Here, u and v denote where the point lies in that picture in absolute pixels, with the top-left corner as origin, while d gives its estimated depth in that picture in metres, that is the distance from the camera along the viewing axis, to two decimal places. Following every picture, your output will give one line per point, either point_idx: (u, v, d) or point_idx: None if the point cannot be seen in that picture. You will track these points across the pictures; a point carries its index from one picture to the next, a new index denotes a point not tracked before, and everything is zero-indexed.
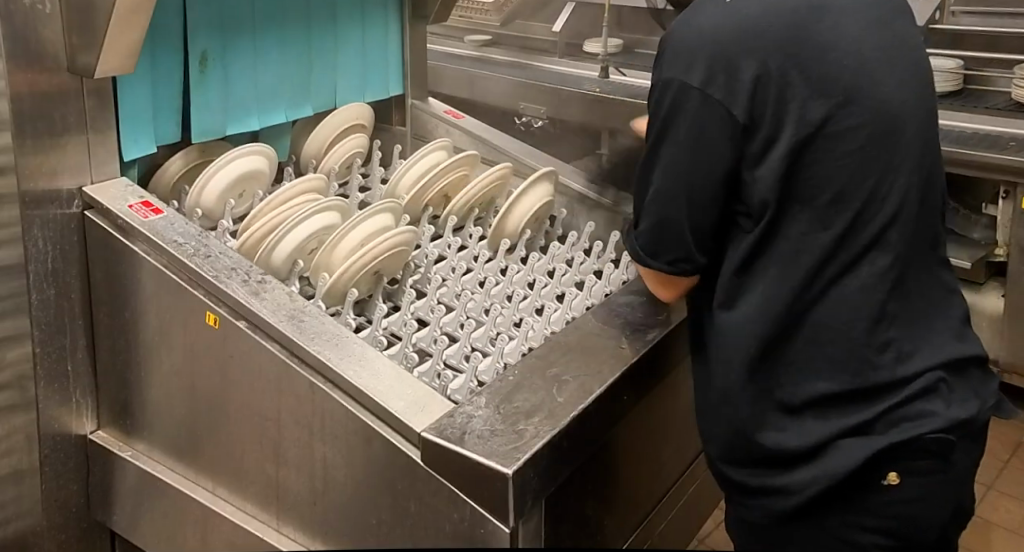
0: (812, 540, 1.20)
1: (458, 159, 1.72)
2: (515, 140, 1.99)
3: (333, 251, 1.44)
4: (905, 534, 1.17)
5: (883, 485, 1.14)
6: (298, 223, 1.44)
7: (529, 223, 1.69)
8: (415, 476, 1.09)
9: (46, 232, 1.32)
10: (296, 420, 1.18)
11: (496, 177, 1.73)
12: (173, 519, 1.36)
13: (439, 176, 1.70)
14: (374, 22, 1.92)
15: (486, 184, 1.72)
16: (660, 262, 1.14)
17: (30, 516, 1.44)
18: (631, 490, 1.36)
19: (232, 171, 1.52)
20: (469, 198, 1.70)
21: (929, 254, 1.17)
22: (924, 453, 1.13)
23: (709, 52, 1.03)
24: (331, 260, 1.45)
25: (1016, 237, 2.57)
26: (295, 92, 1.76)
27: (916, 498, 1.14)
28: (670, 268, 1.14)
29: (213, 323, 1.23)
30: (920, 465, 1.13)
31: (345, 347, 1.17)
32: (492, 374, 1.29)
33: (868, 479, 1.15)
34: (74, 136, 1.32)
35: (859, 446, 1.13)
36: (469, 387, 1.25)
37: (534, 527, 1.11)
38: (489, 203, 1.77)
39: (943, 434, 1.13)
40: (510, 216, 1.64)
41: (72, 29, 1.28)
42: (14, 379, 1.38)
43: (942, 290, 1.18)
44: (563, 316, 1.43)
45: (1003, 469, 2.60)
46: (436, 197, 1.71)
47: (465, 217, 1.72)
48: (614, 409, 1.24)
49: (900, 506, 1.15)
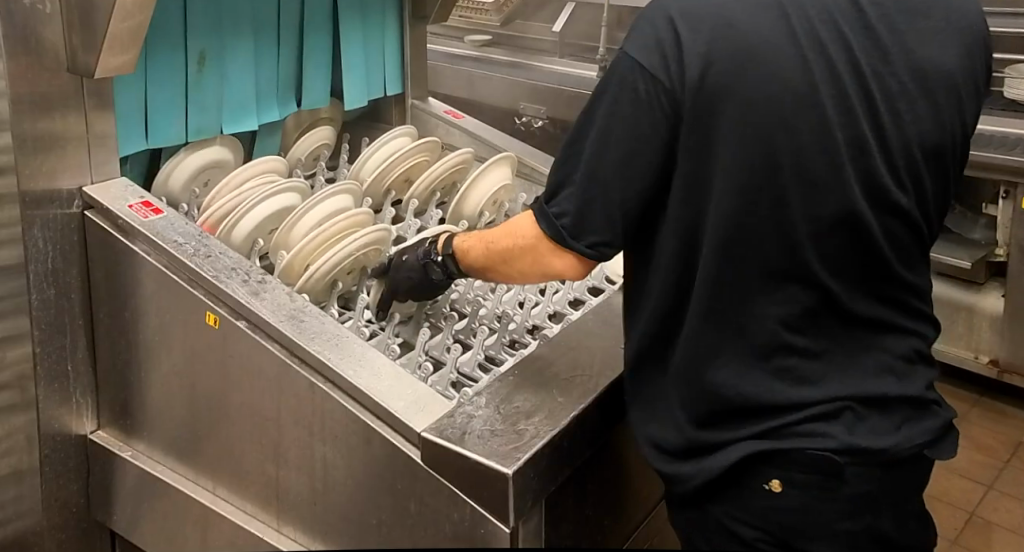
0: (704, 527, 1.19)
1: (419, 144, 1.74)
2: (517, 140, 1.99)
3: (291, 229, 1.46)
4: (787, 540, 1.14)
5: (763, 489, 1.12)
6: (255, 205, 1.45)
7: (488, 207, 1.69)
8: (415, 476, 1.09)
9: (46, 232, 1.32)
10: (296, 421, 1.18)
11: (456, 162, 1.72)
12: (173, 518, 1.36)
13: (396, 164, 1.71)
14: (372, 30, 1.92)
15: (450, 167, 1.71)
16: (581, 245, 1.06)
17: (30, 516, 1.44)
18: (631, 489, 1.35)
19: (194, 161, 1.57)
20: (431, 179, 1.69)
21: (885, 288, 1.12)
22: (807, 468, 1.10)
23: (664, 38, 1.01)
24: (289, 238, 1.47)
25: (1017, 238, 2.56)
26: (288, 91, 1.77)
27: (796, 509, 1.11)
28: (588, 250, 1.06)
29: (213, 323, 1.23)
30: (804, 478, 1.10)
31: (344, 347, 1.18)
32: (442, 350, 1.34)
33: (753, 476, 1.12)
34: (74, 136, 1.33)
35: (751, 445, 1.11)
36: (417, 361, 1.29)
37: (534, 527, 1.11)
38: (451, 185, 1.77)
39: (831, 452, 1.09)
40: (467, 199, 1.65)
41: (72, 30, 1.28)
42: (14, 379, 1.38)
43: (877, 332, 1.13)
44: (542, 310, 1.43)
45: (1003, 469, 2.60)
46: (398, 181, 1.73)
47: (427, 200, 1.72)
48: (614, 409, 1.24)
49: (780, 514, 1.12)
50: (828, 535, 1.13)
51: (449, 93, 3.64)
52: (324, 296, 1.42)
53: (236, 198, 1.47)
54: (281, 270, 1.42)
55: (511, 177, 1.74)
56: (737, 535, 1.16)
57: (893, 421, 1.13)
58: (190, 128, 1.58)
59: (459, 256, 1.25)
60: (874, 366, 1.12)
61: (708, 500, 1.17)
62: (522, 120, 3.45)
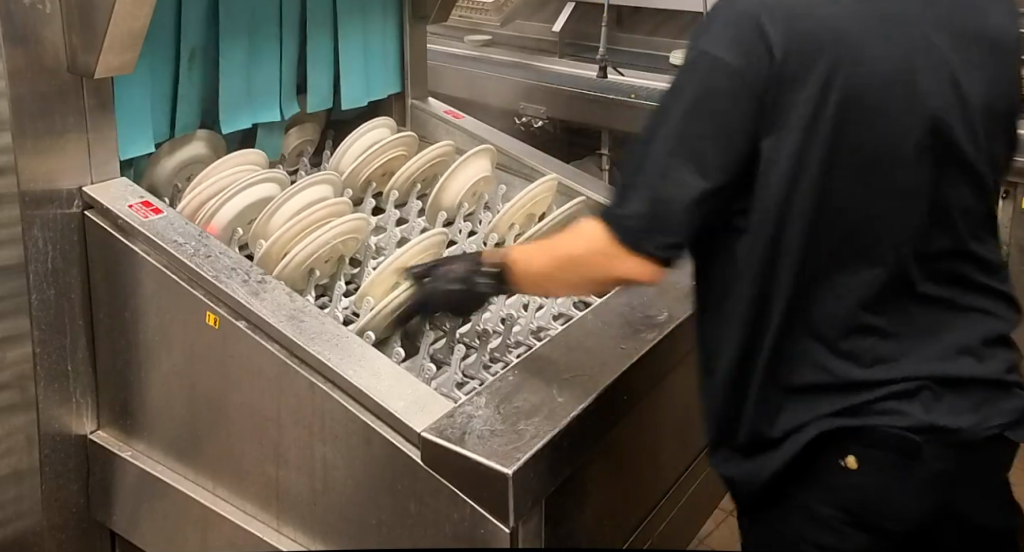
0: (779, 520, 1.14)
1: (397, 138, 1.76)
2: (512, 138, 1.98)
3: (269, 219, 1.48)
4: (864, 520, 1.08)
5: (839, 466, 1.08)
6: (233, 195, 1.47)
7: (467, 199, 1.71)
8: (415, 476, 1.09)
9: (46, 233, 1.32)
10: (296, 421, 1.18)
11: (436, 155, 1.74)
12: (173, 518, 1.36)
13: (378, 153, 1.73)
14: (373, 30, 1.94)
15: (429, 160, 1.74)
16: (648, 247, 0.98)
17: (30, 517, 1.44)
18: (630, 488, 1.34)
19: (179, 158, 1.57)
20: (411, 172, 1.72)
21: (947, 265, 1.08)
22: (882, 442, 1.06)
23: (743, 30, 0.96)
24: (268, 228, 1.49)
25: (1016, 238, 2.57)
26: (290, 90, 1.77)
27: (871, 486, 1.06)
28: (659, 252, 0.98)
29: (213, 324, 1.23)
30: (878, 452, 1.06)
31: (345, 347, 1.18)
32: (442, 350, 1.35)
33: (826, 453, 1.09)
34: (74, 135, 1.33)
35: (822, 423, 1.07)
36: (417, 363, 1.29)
37: (534, 527, 1.10)
38: (431, 178, 1.78)
39: (908, 431, 1.05)
40: (447, 189, 1.67)
41: (72, 30, 1.28)
42: (14, 379, 1.38)
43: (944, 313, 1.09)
44: (518, 299, 1.46)
45: None
46: (376, 173, 1.74)
47: (407, 192, 1.74)
48: (614, 410, 1.23)
49: (854, 492, 1.07)
50: (905, 517, 1.07)
51: (449, 94, 3.64)
52: (301, 284, 1.43)
53: (220, 184, 1.51)
54: (259, 259, 1.43)
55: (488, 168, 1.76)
56: (813, 517, 1.11)
57: (969, 401, 1.09)
58: (179, 124, 1.58)
59: (515, 268, 1.09)
60: (952, 348, 1.08)
61: (779, 479, 1.12)
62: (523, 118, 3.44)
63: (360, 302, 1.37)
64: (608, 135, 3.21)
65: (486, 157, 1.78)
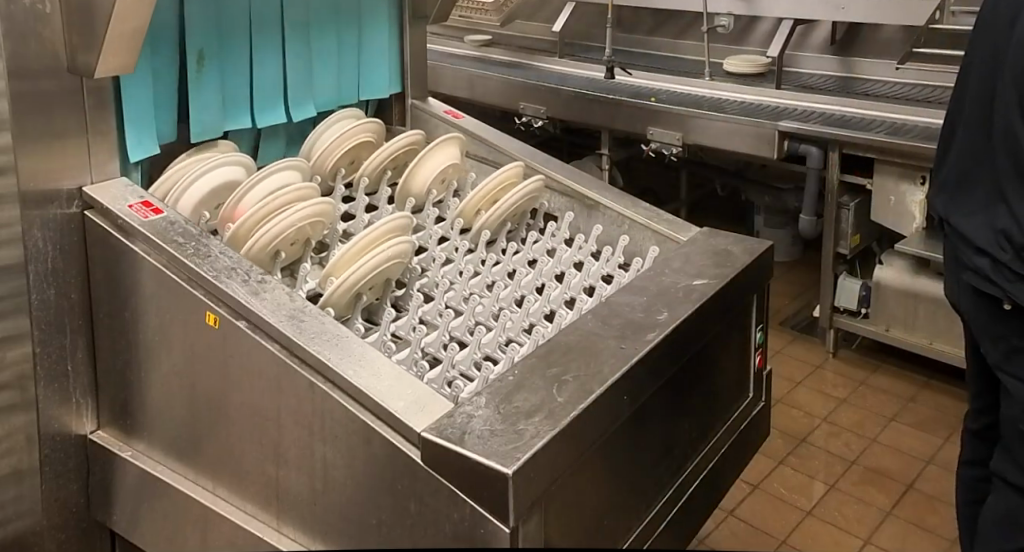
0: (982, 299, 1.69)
1: (362, 124, 1.77)
2: (516, 139, 1.96)
3: (238, 203, 1.50)
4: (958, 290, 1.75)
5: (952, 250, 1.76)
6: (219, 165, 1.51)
7: (437, 186, 1.75)
8: (415, 476, 1.09)
9: (46, 232, 1.32)
10: (296, 420, 1.18)
11: (406, 144, 1.78)
12: (173, 518, 1.35)
13: (345, 140, 1.75)
14: (373, 29, 1.94)
15: (399, 148, 1.77)
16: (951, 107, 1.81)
17: (29, 517, 1.44)
18: (631, 484, 1.34)
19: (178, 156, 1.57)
20: (381, 158, 1.75)
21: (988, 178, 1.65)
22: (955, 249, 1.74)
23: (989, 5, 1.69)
24: (236, 212, 1.50)
25: None
26: (293, 90, 1.77)
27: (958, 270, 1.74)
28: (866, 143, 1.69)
29: (213, 323, 1.23)
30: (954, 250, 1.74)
31: (345, 347, 1.18)
32: (408, 329, 1.41)
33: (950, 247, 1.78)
34: (74, 135, 1.33)
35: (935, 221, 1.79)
36: (382, 340, 1.37)
37: (534, 528, 1.09)
38: (403, 166, 1.82)
39: (959, 250, 1.70)
40: (416, 176, 1.72)
41: (73, 30, 1.29)
42: (14, 379, 1.38)
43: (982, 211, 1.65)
44: (482, 280, 1.52)
45: None
46: (344, 160, 1.76)
47: (378, 179, 1.78)
48: (614, 410, 1.23)
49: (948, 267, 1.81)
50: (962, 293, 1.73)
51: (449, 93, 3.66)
52: (267, 266, 1.46)
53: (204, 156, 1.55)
54: (228, 238, 1.45)
55: (457, 155, 1.80)
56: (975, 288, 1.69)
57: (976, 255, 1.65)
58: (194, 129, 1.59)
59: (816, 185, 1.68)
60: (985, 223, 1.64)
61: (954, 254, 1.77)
62: (522, 118, 3.43)
63: (323, 281, 1.43)
64: (608, 133, 3.22)
65: (456, 145, 1.81)
